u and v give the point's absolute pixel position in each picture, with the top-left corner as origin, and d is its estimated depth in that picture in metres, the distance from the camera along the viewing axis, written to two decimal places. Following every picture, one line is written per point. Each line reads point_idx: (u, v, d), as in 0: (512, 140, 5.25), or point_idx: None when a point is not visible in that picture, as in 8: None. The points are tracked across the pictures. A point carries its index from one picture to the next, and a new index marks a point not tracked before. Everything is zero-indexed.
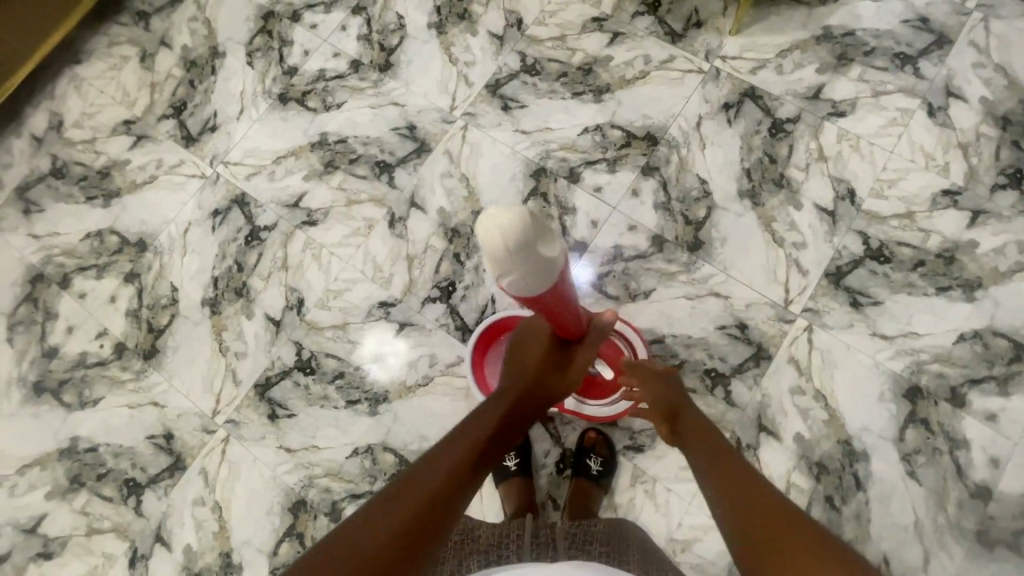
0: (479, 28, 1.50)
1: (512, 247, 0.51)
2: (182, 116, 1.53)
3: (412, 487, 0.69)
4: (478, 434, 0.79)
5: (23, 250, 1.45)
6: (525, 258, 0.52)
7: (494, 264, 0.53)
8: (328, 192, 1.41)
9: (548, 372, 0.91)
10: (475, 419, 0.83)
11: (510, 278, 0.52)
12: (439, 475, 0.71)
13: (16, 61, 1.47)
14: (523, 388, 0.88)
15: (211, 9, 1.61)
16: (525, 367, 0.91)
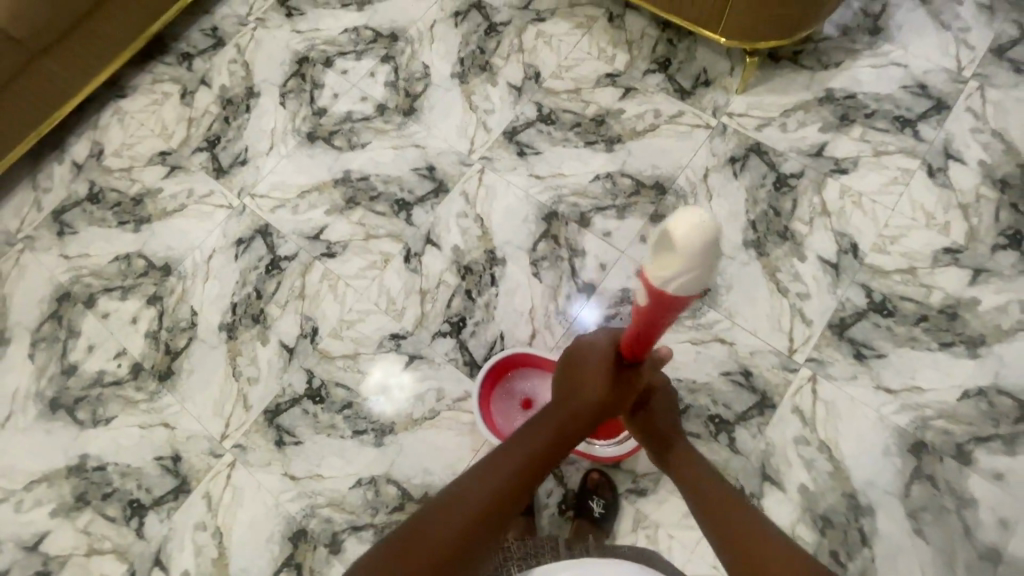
0: (499, 79, 1.60)
1: (701, 251, 0.55)
2: (215, 149, 1.61)
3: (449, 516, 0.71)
4: (519, 464, 0.79)
5: (53, 270, 1.52)
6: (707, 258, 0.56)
7: (673, 262, 0.57)
8: (348, 226, 1.47)
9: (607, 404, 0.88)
10: (515, 446, 0.81)
11: (685, 279, 0.56)
12: (474, 507, 0.72)
13: (72, 91, 1.59)
14: (572, 418, 0.85)
15: (251, 54, 1.73)
16: (582, 393, 0.87)
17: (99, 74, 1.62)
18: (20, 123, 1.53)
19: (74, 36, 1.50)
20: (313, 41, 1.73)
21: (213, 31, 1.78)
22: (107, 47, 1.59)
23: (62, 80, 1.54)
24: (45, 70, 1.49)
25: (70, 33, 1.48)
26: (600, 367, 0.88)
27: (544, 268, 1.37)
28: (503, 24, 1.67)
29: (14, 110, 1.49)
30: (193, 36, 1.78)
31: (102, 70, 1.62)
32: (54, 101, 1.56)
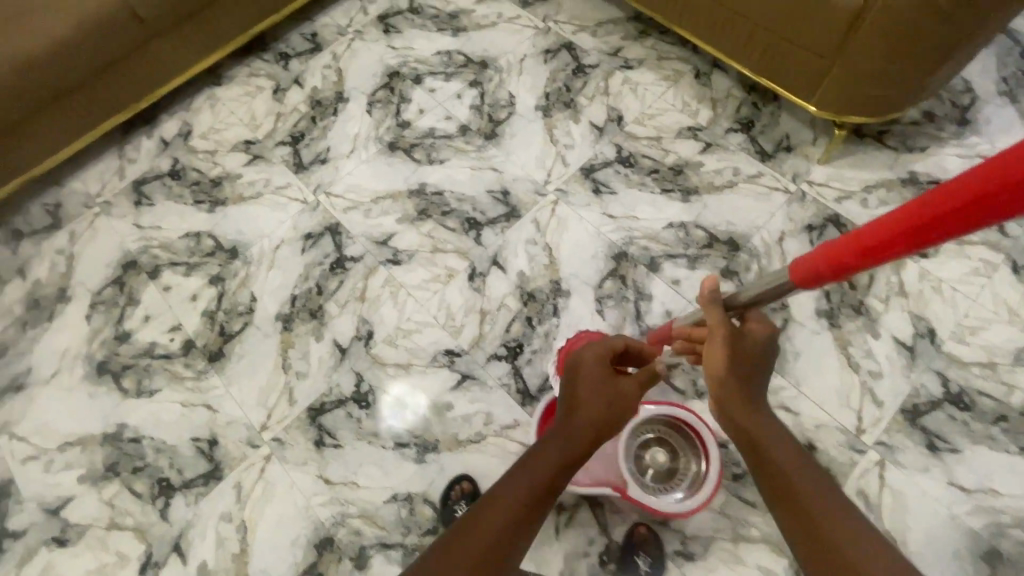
0: (582, 117, 1.63)
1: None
2: (298, 145, 1.66)
3: (466, 541, 0.71)
4: (539, 480, 0.79)
5: (124, 237, 1.55)
6: None
7: None
8: (417, 237, 1.48)
9: (614, 410, 0.88)
10: (533, 465, 0.82)
11: None
12: (489, 534, 0.72)
13: (182, 68, 1.64)
14: (582, 429, 0.86)
15: (345, 62, 1.80)
16: (587, 401, 0.88)
17: (209, 55, 1.67)
18: (130, 89, 1.58)
19: (197, 17, 1.57)
20: (406, 58, 1.79)
21: (312, 37, 1.86)
22: (223, 32, 1.65)
23: (172, 57, 1.60)
24: (157, 45, 1.55)
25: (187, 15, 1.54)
26: (595, 379, 0.91)
27: (608, 306, 1.36)
28: (591, 66, 1.72)
29: (130, 76, 1.55)
30: (293, 39, 1.86)
31: (213, 52, 1.68)
32: (164, 75, 1.62)
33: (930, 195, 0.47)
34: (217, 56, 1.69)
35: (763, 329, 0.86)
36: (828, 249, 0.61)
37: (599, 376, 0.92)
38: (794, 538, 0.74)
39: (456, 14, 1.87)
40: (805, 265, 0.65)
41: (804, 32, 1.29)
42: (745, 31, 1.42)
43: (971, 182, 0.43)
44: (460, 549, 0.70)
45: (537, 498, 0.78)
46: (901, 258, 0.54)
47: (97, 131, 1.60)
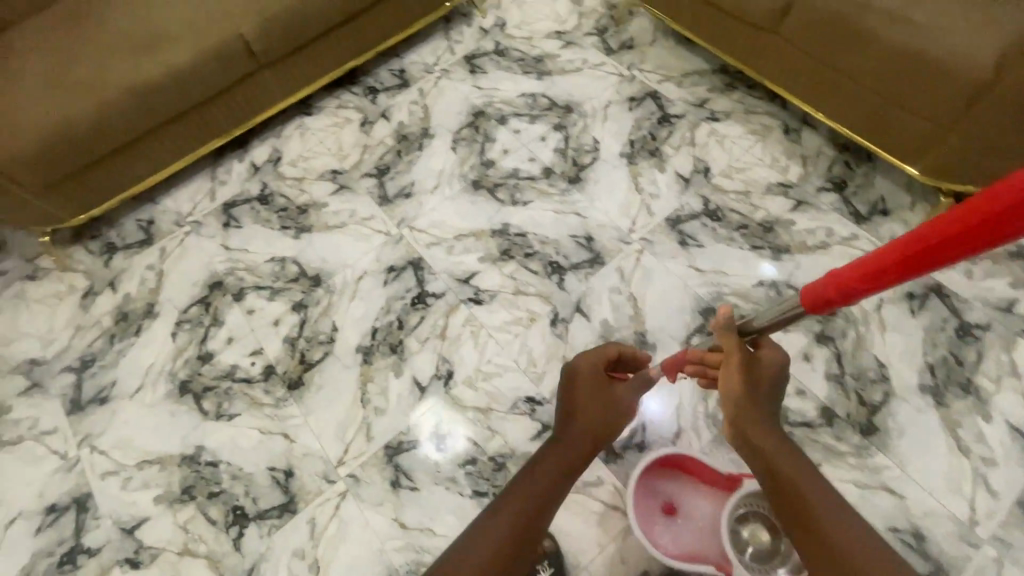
0: (667, 167, 1.62)
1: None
2: (383, 178, 1.68)
3: (485, 536, 0.76)
4: (545, 479, 0.85)
5: (212, 257, 1.59)
6: None
7: None
8: (499, 277, 1.47)
9: (611, 419, 0.96)
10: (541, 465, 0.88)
11: None
12: (505, 527, 0.77)
13: (283, 95, 1.69)
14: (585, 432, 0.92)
15: (431, 99, 1.84)
16: (587, 410, 0.96)
17: (308, 83, 1.71)
18: (233, 113, 1.61)
19: (302, 47, 1.61)
20: (491, 98, 1.82)
21: (400, 73, 1.92)
22: (324, 62, 1.69)
23: (275, 84, 1.64)
24: (262, 72, 1.59)
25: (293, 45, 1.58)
26: (595, 390, 0.99)
27: None
28: (677, 116, 1.71)
29: (234, 101, 1.59)
30: (382, 74, 1.92)
31: (313, 81, 1.72)
32: (267, 101, 1.66)
33: (929, 223, 0.45)
34: (315, 84, 1.72)
35: (776, 357, 0.86)
36: (834, 274, 0.58)
37: (598, 387, 1.00)
38: (801, 548, 0.72)
39: (541, 58, 1.90)
40: (811, 290, 0.62)
41: (926, 96, 1.24)
42: (852, 97, 1.38)
43: (970, 207, 0.42)
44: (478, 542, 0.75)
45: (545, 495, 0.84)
46: (896, 286, 0.51)
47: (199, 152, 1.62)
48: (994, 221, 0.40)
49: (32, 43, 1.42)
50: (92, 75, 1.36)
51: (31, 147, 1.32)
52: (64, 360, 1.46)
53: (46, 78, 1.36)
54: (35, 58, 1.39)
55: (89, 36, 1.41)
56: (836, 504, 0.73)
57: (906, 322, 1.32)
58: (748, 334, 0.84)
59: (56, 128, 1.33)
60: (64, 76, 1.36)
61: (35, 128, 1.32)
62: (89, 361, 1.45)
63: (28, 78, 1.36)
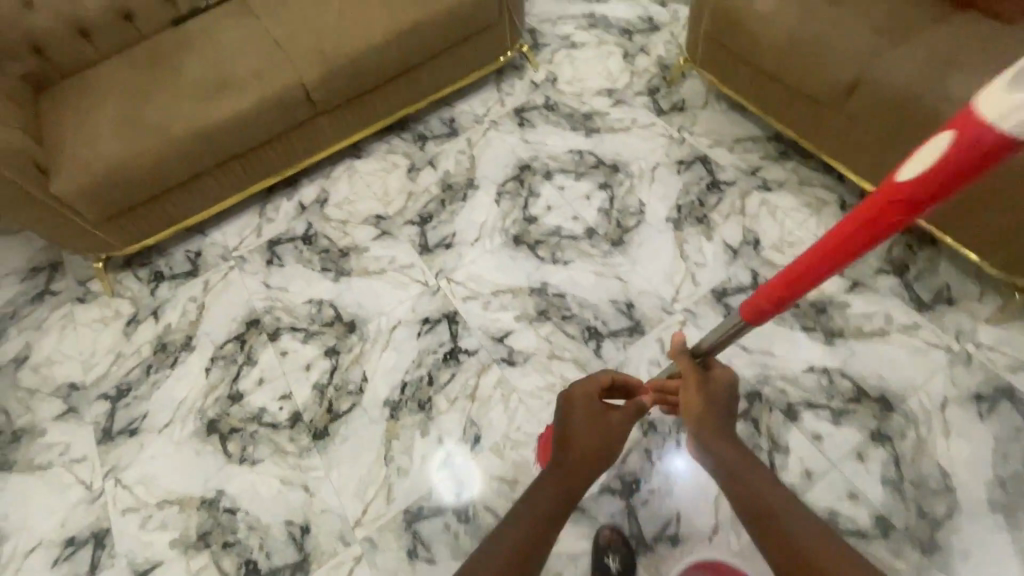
0: (715, 235, 1.57)
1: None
2: (425, 226, 1.69)
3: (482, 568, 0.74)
4: (540, 511, 0.83)
5: (252, 294, 1.61)
6: None
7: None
8: (534, 339, 1.43)
9: (606, 446, 0.92)
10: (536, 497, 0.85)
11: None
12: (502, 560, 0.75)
13: (341, 135, 1.72)
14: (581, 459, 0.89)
15: (478, 150, 1.86)
16: (581, 435, 0.92)
17: (365, 126, 1.75)
18: (294, 150, 1.65)
19: (364, 91, 1.65)
20: (538, 152, 1.83)
21: (450, 122, 1.95)
22: (381, 106, 1.73)
23: (335, 125, 1.68)
24: (323, 114, 1.63)
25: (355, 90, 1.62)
26: (589, 417, 0.94)
27: None
28: (727, 183, 1.67)
29: (295, 140, 1.63)
30: (432, 122, 1.95)
31: (370, 123, 1.75)
32: (326, 140, 1.70)
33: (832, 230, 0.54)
34: (373, 126, 1.76)
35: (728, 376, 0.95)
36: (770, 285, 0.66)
37: (590, 414, 0.95)
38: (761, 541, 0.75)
39: (591, 115, 1.91)
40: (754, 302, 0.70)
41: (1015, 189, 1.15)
42: None
43: (859, 211, 0.50)
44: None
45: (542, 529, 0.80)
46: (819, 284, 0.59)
47: (259, 184, 1.65)
48: (879, 219, 0.48)
49: (110, 84, 1.49)
50: (156, 117, 1.42)
51: (93, 180, 1.36)
52: (101, 387, 1.48)
53: (117, 116, 1.42)
54: (109, 97, 1.46)
55: (163, 80, 1.48)
56: (798, 509, 0.76)
57: (974, 428, 1.22)
58: (699, 356, 0.94)
59: (119, 163, 1.37)
60: (135, 115, 1.42)
61: (100, 162, 1.36)
62: (124, 390, 1.47)
63: (101, 115, 1.42)
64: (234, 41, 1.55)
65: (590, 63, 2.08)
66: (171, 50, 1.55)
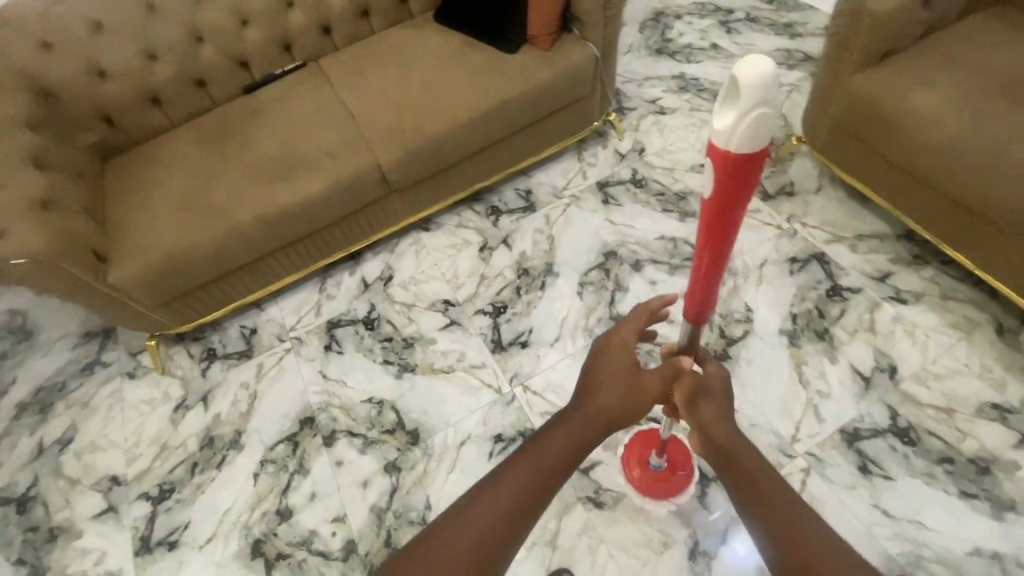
0: (840, 356, 1.34)
1: (768, 91, 0.48)
2: (498, 318, 1.52)
3: (474, 511, 0.61)
4: (539, 464, 0.67)
5: (308, 385, 1.47)
6: (761, 113, 0.49)
7: (735, 109, 0.49)
8: (626, 475, 1.24)
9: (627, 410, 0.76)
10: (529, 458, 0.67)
11: (746, 119, 0.48)
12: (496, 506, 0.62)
13: (415, 210, 1.57)
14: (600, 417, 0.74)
15: (557, 229, 1.68)
16: (604, 394, 0.77)
17: (442, 199, 1.59)
18: (362, 226, 1.51)
19: (444, 168, 1.50)
20: (624, 237, 1.64)
21: (527, 194, 1.78)
22: (460, 180, 1.57)
23: (408, 200, 1.53)
24: (398, 191, 1.48)
25: (435, 167, 1.46)
26: (611, 380, 0.78)
27: None
28: (851, 289, 1.44)
29: (366, 217, 1.49)
30: (507, 192, 1.79)
31: (447, 197, 1.59)
32: (399, 215, 1.55)
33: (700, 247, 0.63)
34: (449, 200, 1.60)
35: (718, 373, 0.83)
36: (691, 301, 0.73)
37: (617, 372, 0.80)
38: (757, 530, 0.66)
39: (684, 195, 1.71)
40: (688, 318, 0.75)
41: None
42: None
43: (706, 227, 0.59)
44: (465, 518, 0.60)
45: (526, 503, 0.63)
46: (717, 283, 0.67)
47: (323, 259, 1.51)
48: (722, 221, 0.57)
49: (176, 158, 1.39)
50: (224, 196, 1.31)
51: (154, 267, 1.25)
52: (143, 485, 1.36)
53: (182, 195, 1.32)
54: (175, 173, 1.36)
55: (231, 156, 1.38)
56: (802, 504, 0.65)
57: None
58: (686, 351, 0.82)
59: (181, 250, 1.26)
60: (200, 195, 1.32)
61: (162, 250, 1.26)
62: (166, 491, 1.34)
63: (165, 194, 1.33)
64: (307, 113, 1.43)
65: (681, 133, 1.89)
66: (242, 119, 1.44)
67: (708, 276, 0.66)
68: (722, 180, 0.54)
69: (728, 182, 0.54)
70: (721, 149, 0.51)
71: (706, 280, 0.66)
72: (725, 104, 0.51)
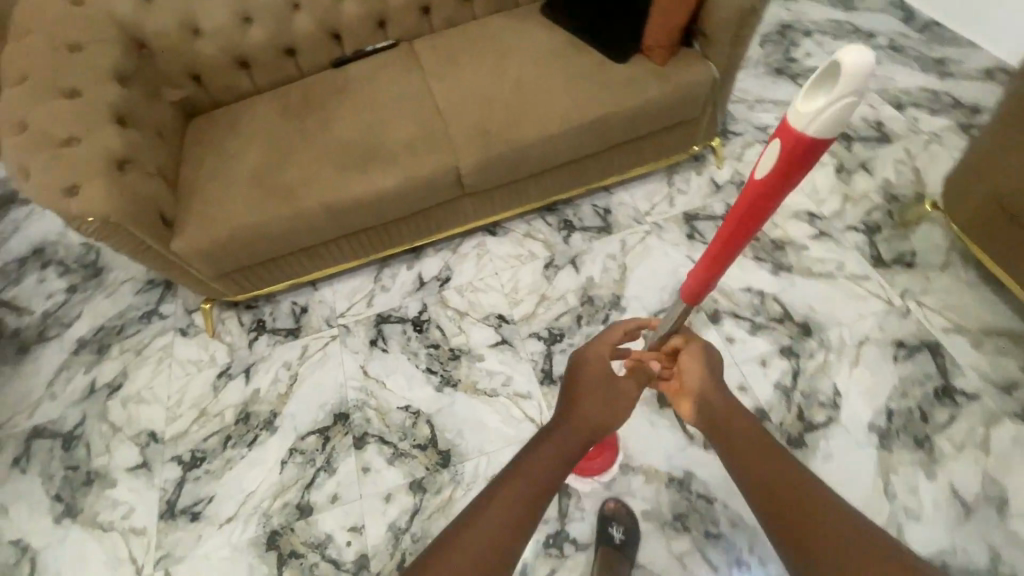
0: (939, 473, 1.16)
1: (863, 87, 0.41)
2: (552, 347, 1.42)
3: (475, 528, 0.64)
4: (532, 477, 0.71)
5: (348, 378, 1.44)
6: (845, 111, 0.42)
7: (817, 100, 0.43)
8: (664, 554, 1.13)
9: (613, 416, 0.84)
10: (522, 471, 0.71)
11: (831, 112, 0.42)
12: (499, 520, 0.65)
13: (486, 213, 1.47)
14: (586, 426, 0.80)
15: (632, 259, 1.55)
16: (588, 401, 0.83)
17: (516, 206, 1.48)
18: (430, 222, 1.42)
19: (526, 176, 1.38)
20: None
21: (605, 213, 1.65)
22: (539, 189, 1.44)
23: (482, 202, 1.42)
24: (473, 193, 1.38)
25: (516, 174, 1.35)
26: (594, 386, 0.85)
27: None
28: (966, 394, 1.24)
29: (435, 214, 1.40)
30: (583, 207, 1.67)
31: (522, 204, 1.47)
32: (469, 216, 1.45)
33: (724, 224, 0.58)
34: (523, 208, 1.49)
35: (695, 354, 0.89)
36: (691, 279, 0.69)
37: (601, 377, 0.87)
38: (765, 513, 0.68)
39: (782, 244, 1.52)
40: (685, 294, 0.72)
41: None
42: None
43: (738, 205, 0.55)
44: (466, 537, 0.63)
45: (525, 515, 0.67)
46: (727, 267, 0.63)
47: (383, 250, 1.44)
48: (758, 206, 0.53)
49: (255, 128, 1.35)
50: (298, 176, 1.26)
51: (219, 241, 1.22)
52: (177, 447, 1.38)
53: (254, 169, 1.28)
54: (252, 144, 1.32)
55: (310, 133, 1.32)
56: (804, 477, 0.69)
57: None
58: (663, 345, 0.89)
59: (245, 228, 1.22)
60: (274, 172, 1.28)
61: (228, 225, 1.22)
62: (197, 459, 1.35)
63: (239, 166, 1.29)
64: (391, 99, 1.35)
65: None
66: (325, 96, 1.38)
67: (723, 254, 0.62)
68: (780, 166, 0.48)
69: (787, 167, 0.48)
70: (796, 134, 0.45)
71: (717, 261, 0.63)
72: (818, 87, 0.43)
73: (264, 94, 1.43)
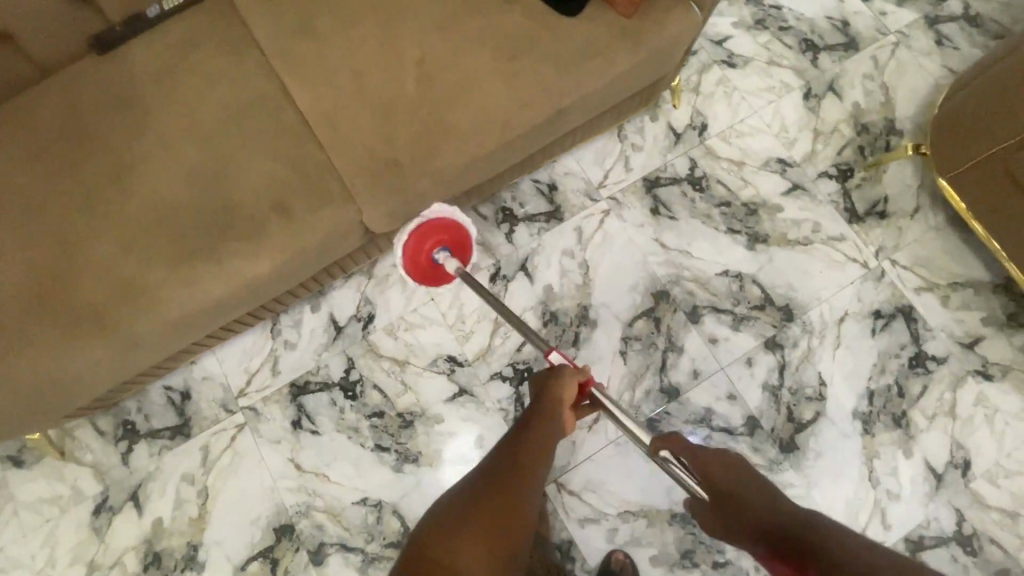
0: (914, 447, 1.19)
1: None
2: (522, 387, 1.20)
3: (455, 535, 0.63)
4: (498, 478, 0.73)
5: (277, 479, 1.14)
6: None
7: None
8: None
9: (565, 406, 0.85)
10: (489, 478, 0.73)
11: None
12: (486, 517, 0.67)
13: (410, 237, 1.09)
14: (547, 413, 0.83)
15: (594, 252, 1.28)
16: (547, 399, 0.85)
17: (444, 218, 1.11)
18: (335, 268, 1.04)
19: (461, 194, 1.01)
20: (679, 270, 1.27)
21: (550, 190, 1.31)
22: (475, 196, 1.08)
23: None
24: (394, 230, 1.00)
25: (449, 199, 0.97)
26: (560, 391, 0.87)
27: None
28: (936, 360, 1.23)
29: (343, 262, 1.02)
30: (522, 186, 1.31)
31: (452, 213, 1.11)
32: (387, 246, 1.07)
33: None
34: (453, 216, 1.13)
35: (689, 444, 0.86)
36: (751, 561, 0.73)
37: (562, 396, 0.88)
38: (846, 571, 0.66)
39: (754, 207, 1.32)
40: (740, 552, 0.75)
41: None
42: None
43: None
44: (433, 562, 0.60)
45: (498, 518, 0.67)
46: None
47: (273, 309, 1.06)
48: None
49: (15, 196, 0.86)
50: (115, 274, 0.83)
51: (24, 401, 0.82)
52: None
53: (36, 275, 0.83)
54: (19, 229, 0.84)
55: (113, 194, 0.85)
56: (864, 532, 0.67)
57: None
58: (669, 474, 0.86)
59: (62, 374, 0.82)
60: (71, 274, 0.83)
61: (23, 377, 0.81)
62: None
63: (10, 273, 0.83)
64: (228, 119, 0.88)
65: (754, 102, 1.39)
66: (116, 123, 0.88)
67: None
68: None
69: None
70: None
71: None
72: None
73: (9, 128, 0.89)
